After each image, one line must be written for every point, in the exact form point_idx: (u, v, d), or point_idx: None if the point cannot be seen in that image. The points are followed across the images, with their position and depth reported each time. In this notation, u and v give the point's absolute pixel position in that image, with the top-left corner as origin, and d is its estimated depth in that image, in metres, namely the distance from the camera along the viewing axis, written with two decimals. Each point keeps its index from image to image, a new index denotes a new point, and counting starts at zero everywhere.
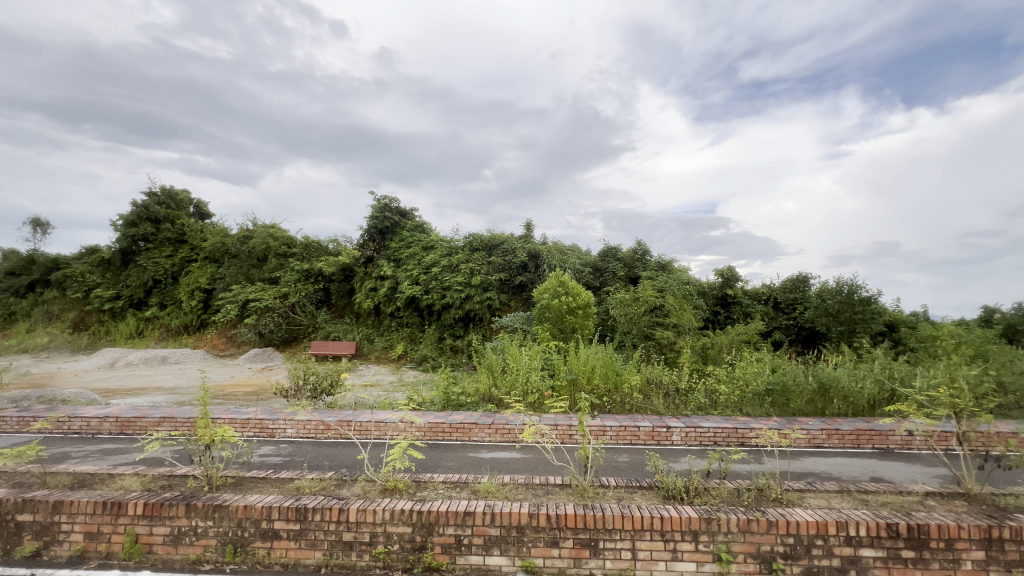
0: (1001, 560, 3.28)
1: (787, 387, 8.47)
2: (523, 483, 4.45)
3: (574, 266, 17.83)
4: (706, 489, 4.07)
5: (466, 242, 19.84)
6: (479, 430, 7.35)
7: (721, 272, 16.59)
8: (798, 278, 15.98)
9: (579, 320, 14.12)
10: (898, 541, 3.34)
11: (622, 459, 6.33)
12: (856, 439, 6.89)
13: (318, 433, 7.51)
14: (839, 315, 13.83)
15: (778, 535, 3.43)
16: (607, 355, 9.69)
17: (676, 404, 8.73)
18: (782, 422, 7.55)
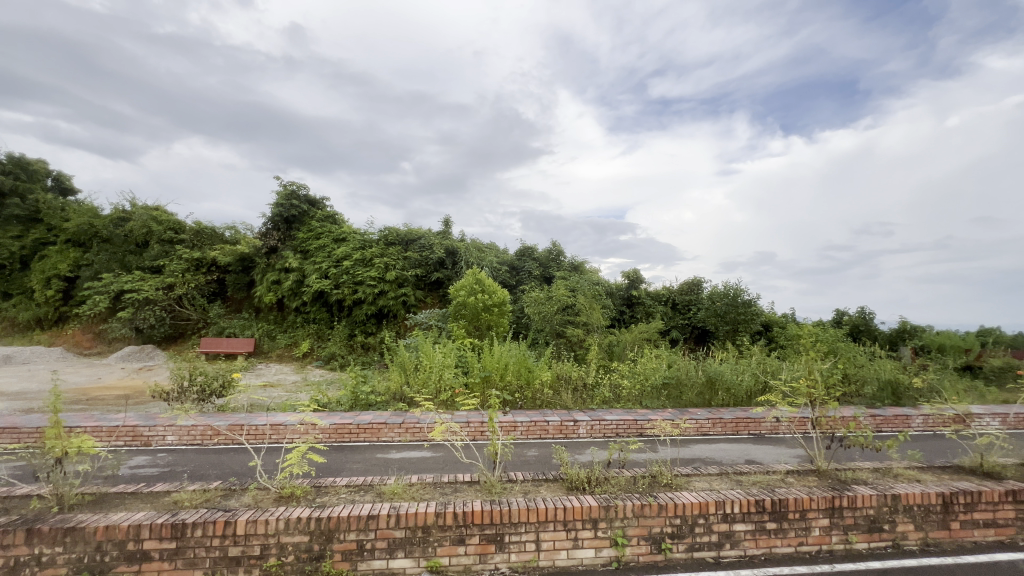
0: (840, 525, 3.86)
1: (680, 380, 9.28)
2: (431, 483, 4.38)
3: (491, 264, 17.95)
4: (606, 479, 4.31)
5: (381, 235, 19.12)
6: (389, 429, 7.12)
7: (627, 274, 17.73)
8: (693, 282, 17.56)
9: (494, 318, 14.22)
10: (764, 515, 3.79)
11: (531, 454, 6.51)
12: (735, 427, 7.74)
13: (205, 439, 6.79)
14: (725, 316, 15.42)
15: (666, 517, 3.73)
16: (520, 352, 9.90)
17: (583, 398, 9.17)
18: (675, 413, 8.25)
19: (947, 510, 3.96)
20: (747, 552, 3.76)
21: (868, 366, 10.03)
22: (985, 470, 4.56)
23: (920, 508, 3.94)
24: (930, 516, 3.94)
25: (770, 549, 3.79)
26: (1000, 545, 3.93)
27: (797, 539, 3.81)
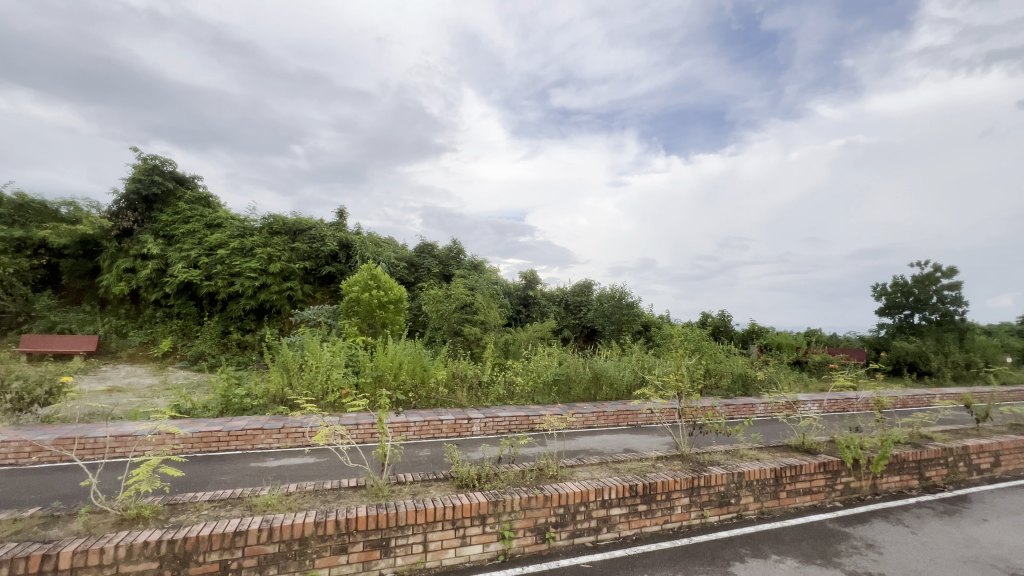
0: (698, 502, 4.37)
1: (569, 376, 9.83)
2: (311, 490, 4.09)
3: (388, 259, 17.30)
4: (495, 475, 4.39)
5: (264, 223, 17.42)
6: (265, 435, 6.50)
7: (525, 275, 18.30)
8: (584, 284, 18.70)
9: (390, 315, 13.73)
10: (636, 498, 4.15)
11: (423, 453, 6.40)
12: (616, 418, 8.41)
13: (22, 457, 5.60)
14: (611, 317, 16.66)
15: (551, 507, 3.90)
16: (416, 351, 9.69)
17: (478, 396, 9.25)
18: (563, 408, 8.71)
19: (778, 482, 4.69)
20: (621, 533, 4.08)
21: (724, 362, 11.54)
22: (805, 447, 5.50)
23: (758, 482, 4.61)
24: (765, 488, 4.64)
25: (641, 529, 4.16)
26: (814, 508, 4.77)
27: (662, 518, 4.24)
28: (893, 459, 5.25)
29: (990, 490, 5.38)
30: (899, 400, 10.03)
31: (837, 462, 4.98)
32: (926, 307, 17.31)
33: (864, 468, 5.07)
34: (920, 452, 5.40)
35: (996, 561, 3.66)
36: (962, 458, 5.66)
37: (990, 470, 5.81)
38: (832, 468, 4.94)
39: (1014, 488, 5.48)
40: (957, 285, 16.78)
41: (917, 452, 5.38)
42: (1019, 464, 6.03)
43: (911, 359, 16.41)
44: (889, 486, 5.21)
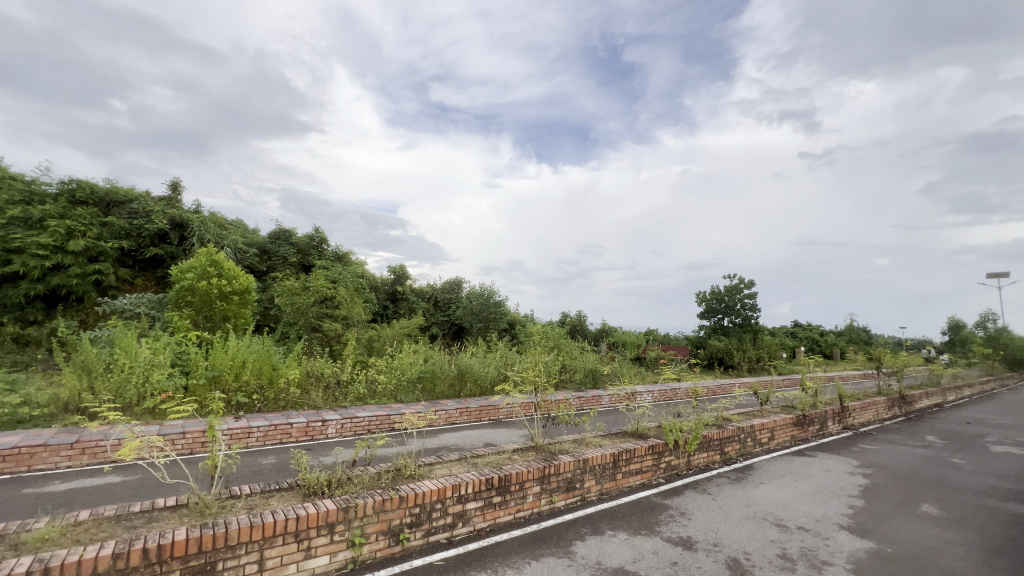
0: (547, 489, 4.67)
1: (434, 374, 9.78)
2: (113, 516, 3.39)
3: (234, 244, 15.22)
4: (348, 479, 4.14)
5: (62, 189, 14.00)
6: (50, 453, 5.22)
7: (393, 269, 17.65)
8: (454, 282, 18.76)
9: (233, 308, 12.07)
10: (491, 491, 4.28)
11: (266, 462, 5.77)
12: (479, 414, 8.63)
13: None
14: (479, 314, 16.98)
15: (406, 507, 3.82)
16: (264, 348, 8.68)
17: (335, 396, 8.66)
18: (427, 405, 8.64)
19: (616, 464, 5.26)
20: (476, 526, 4.18)
21: (578, 358, 12.59)
22: (639, 432, 6.27)
23: (599, 466, 5.12)
24: (605, 471, 5.16)
25: (495, 520, 4.31)
26: (643, 485, 5.45)
27: (515, 507, 4.45)
28: (702, 439, 6.28)
29: (767, 459, 6.77)
30: (710, 389, 12.06)
31: (662, 444, 5.78)
32: (733, 312, 21.02)
33: (682, 448, 5.97)
34: (722, 432, 6.56)
35: (768, 515, 4.60)
36: (750, 434, 7.02)
37: (768, 443, 7.31)
38: (658, 449, 5.72)
39: (783, 456, 6.97)
40: (755, 295, 20.79)
41: (719, 432, 6.51)
42: (786, 437, 7.70)
43: (721, 354, 19.89)
44: (699, 461, 6.22)
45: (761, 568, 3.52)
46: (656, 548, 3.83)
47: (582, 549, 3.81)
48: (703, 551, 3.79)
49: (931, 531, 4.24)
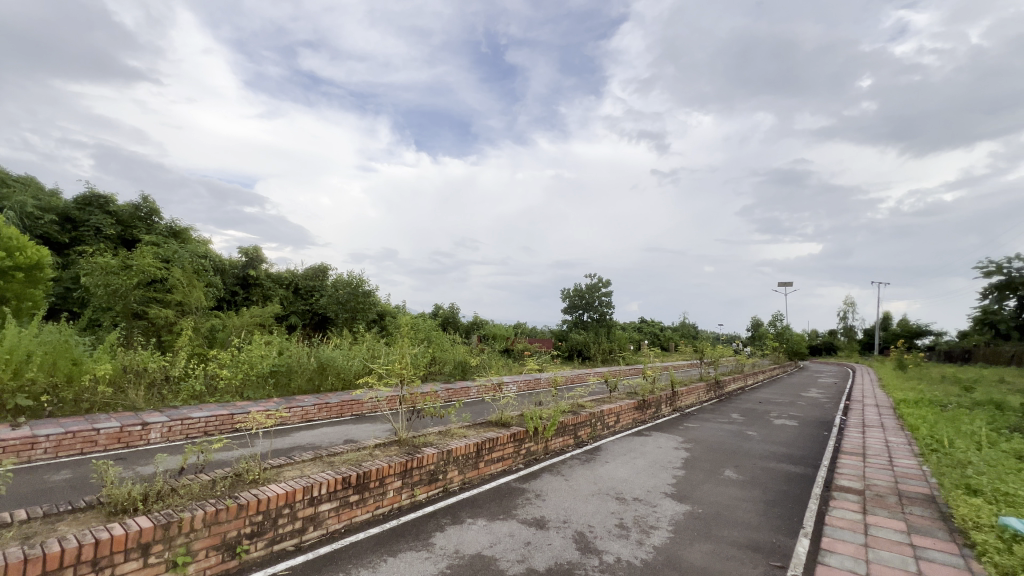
0: (409, 483, 4.59)
1: (290, 367, 8.93)
2: None
3: (21, 207, 12.02)
4: (172, 490, 3.56)
5: None
6: None
7: (245, 251, 15.68)
8: (318, 268, 17.35)
9: (16, 288, 9.53)
10: (348, 490, 4.06)
11: (58, 478, 4.69)
12: (340, 410, 8.16)
13: None
14: (345, 304, 15.96)
15: (246, 517, 3.42)
16: (60, 337, 7.00)
17: (162, 395, 7.39)
18: (279, 402, 7.87)
19: (479, 454, 5.39)
20: (329, 529, 3.92)
21: (448, 350, 12.65)
22: (502, 421, 6.52)
23: (463, 456, 5.19)
24: (468, 461, 5.26)
25: (351, 520, 4.09)
26: (504, 472, 5.67)
27: (374, 504, 4.28)
28: (559, 425, 6.79)
29: (612, 440, 7.57)
30: (568, 379, 13.10)
31: (523, 431, 6.09)
32: (592, 309, 23.06)
33: (541, 434, 6.36)
34: (576, 417, 7.16)
35: (610, 490, 5.14)
36: (600, 419, 7.78)
37: (614, 426, 8.18)
38: (519, 437, 6.01)
39: (625, 436, 7.87)
40: (611, 293, 23.02)
41: (573, 418, 7.10)
42: (629, 419, 8.71)
43: (579, 347, 21.74)
44: (556, 446, 6.70)
45: (602, 538, 3.91)
46: (512, 530, 4.02)
47: (442, 540, 3.83)
48: (554, 529, 4.07)
49: (730, 492, 5.15)
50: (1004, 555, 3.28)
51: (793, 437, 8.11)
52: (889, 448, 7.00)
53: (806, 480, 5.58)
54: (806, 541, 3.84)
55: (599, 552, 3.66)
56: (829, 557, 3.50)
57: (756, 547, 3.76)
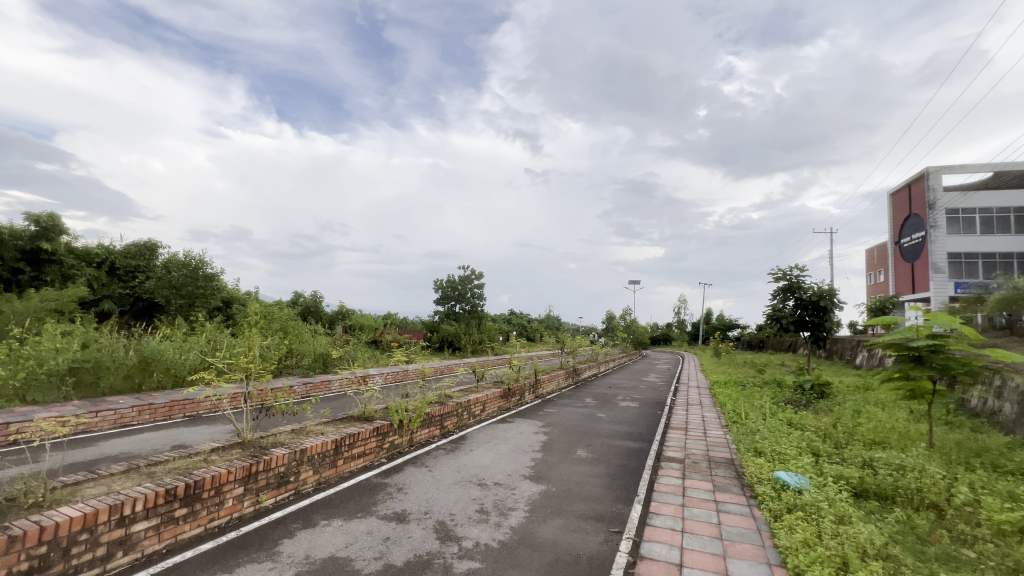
0: (253, 489, 4.13)
1: (99, 363, 7.37)
2: None
3: None
4: None
5: None
6: None
7: (35, 217, 12.30)
8: (145, 245, 14.56)
9: None
10: (173, 503, 3.51)
11: None
12: (168, 411, 6.99)
13: None
14: (180, 289, 13.68)
15: (21, 551, 2.73)
16: None
17: None
18: (81, 406, 6.46)
19: (337, 451, 5.10)
20: (146, 552, 3.32)
21: (308, 341, 11.74)
22: (365, 415, 6.23)
23: (319, 455, 4.86)
24: (325, 459, 4.93)
25: (176, 538, 3.53)
26: (365, 468, 5.45)
27: (207, 517, 3.75)
28: (425, 416, 6.76)
29: (478, 428, 7.77)
30: (437, 370, 13.08)
31: (387, 425, 5.92)
32: (464, 300, 23.26)
33: (405, 427, 6.26)
34: (442, 408, 7.19)
35: (472, 477, 5.27)
36: (466, 408, 7.92)
37: (480, 414, 8.40)
38: (383, 430, 5.83)
39: (490, 424, 8.13)
40: (482, 285, 23.48)
41: (440, 409, 7.12)
42: (494, 407, 9.03)
43: (450, 338, 21.87)
44: (421, 437, 6.64)
45: (462, 525, 3.99)
46: (371, 527, 3.88)
47: (290, 547, 3.53)
48: (415, 521, 4.03)
49: (581, 469, 5.67)
50: (775, 501, 4.16)
51: (634, 417, 9.23)
52: (705, 422, 8.37)
53: (642, 454, 6.39)
54: (638, 507, 4.40)
55: (458, 539, 3.73)
56: (655, 519, 4.06)
57: (599, 517, 4.19)
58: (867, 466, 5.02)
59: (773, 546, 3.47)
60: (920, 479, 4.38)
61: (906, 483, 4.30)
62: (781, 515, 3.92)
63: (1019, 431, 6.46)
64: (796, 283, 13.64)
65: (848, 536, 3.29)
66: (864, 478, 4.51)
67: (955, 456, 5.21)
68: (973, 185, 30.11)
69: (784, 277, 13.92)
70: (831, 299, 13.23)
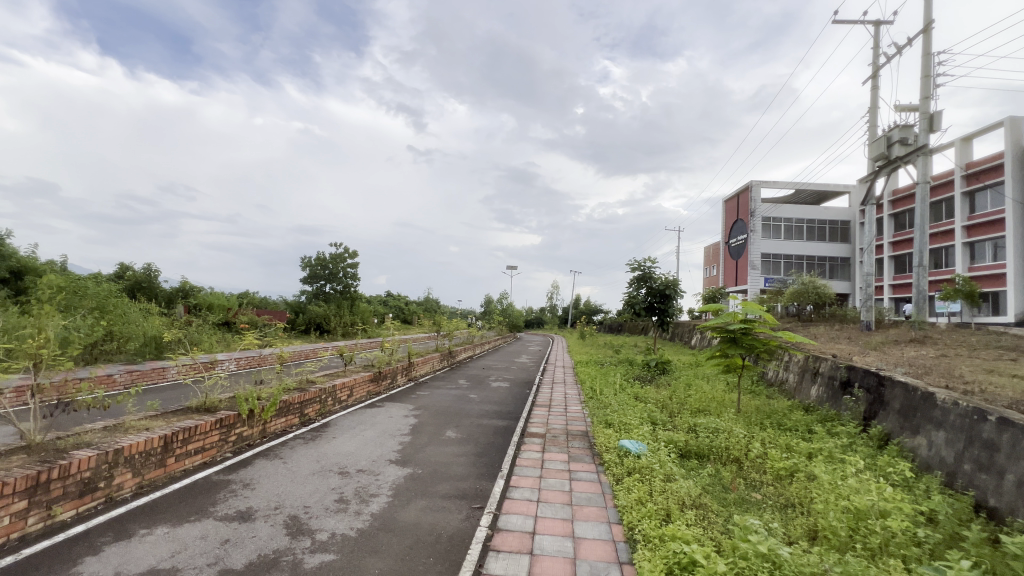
0: (42, 502, 3.36)
1: None
2: None
3: None
4: None
5: None
6: None
7: None
8: None
9: None
10: None
11: None
12: None
13: None
14: None
15: None
16: None
17: None
18: None
19: (167, 449, 4.41)
20: None
21: (134, 322, 9.96)
22: (206, 406, 5.49)
23: (140, 455, 4.14)
24: (149, 459, 4.22)
25: None
26: (204, 465, 4.80)
27: None
28: (281, 404, 6.21)
29: (343, 414, 7.37)
30: (298, 354, 12.05)
31: (233, 415, 5.30)
32: (335, 280, 21.74)
33: (257, 416, 5.67)
34: (302, 395, 6.68)
35: (333, 466, 4.99)
36: (331, 394, 7.46)
37: (346, 399, 7.99)
38: (228, 422, 5.21)
39: (357, 409, 7.77)
40: (356, 265, 22.18)
41: (299, 395, 6.60)
42: (362, 392, 8.65)
43: (319, 320, 20.35)
44: (275, 427, 6.07)
45: (318, 517, 3.75)
46: (206, 531, 3.44)
47: (94, 566, 2.96)
48: (261, 518, 3.68)
49: (448, 450, 5.72)
50: (619, 465, 4.67)
51: (504, 397, 9.62)
52: (566, 399, 9.08)
53: (508, 431, 6.69)
54: (499, 482, 4.59)
55: (312, 532, 3.50)
56: (514, 492, 4.28)
57: (462, 495, 4.28)
58: (691, 430, 5.91)
59: (614, 506, 3.90)
60: (728, 439, 5.28)
61: (718, 443, 5.15)
62: (622, 478, 4.41)
63: (798, 396, 8.17)
64: (648, 274, 15.40)
65: (671, 492, 3.82)
66: (688, 441, 5.29)
67: (754, 418, 6.39)
68: (780, 199, 36.88)
69: (638, 268, 15.59)
70: (674, 289, 15.20)
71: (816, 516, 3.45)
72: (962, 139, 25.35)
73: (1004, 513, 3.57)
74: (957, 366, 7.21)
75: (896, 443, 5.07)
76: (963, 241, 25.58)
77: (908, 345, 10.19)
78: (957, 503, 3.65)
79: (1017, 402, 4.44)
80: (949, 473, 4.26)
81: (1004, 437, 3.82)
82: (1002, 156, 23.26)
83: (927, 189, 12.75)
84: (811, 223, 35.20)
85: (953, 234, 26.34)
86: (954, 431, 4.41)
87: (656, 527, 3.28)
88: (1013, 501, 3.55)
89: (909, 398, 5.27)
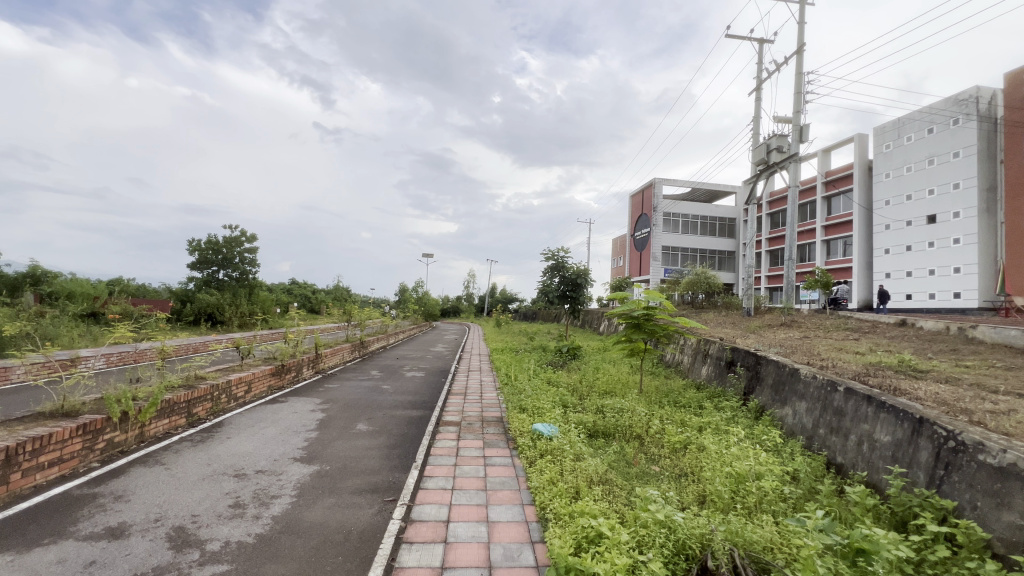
0: None
1: None
2: None
3: None
4: None
5: None
6: None
7: None
8: None
9: None
10: None
11: None
12: None
13: None
14: None
15: None
16: None
17: None
18: None
19: (9, 463, 3.71)
20: None
21: None
22: (66, 411, 4.72)
23: None
24: None
25: None
26: (62, 478, 4.13)
27: None
28: (163, 404, 5.53)
29: (240, 412, 6.75)
30: (184, 348, 10.76)
31: (101, 420, 4.61)
32: (230, 266, 19.82)
33: (132, 419, 4.99)
34: (190, 392, 6.00)
35: (227, 468, 4.55)
36: (224, 390, 6.79)
37: (243, 396, 7.31)
38: (94, 427, 4.53)
39: (256, 406, 7.16)
40: (254, 250, 20.36)
41: (186, 393, 5.92)
42: (262, 387, 7.98)
43: (210, 310, 18.32)
44: (156, 430, 5.39)
45: (208, 525, 3.41)
46: (65, 554, 2.97)
47: None
48: (136, 533, 3.25)
49: (360, 443, 5.50)
50: (531, 449, 4.80)
51: (418, 387, 9.47)
52: (482, 386, 9.14)
53: (422, 421, 6.58)
54: (413, 473, 4.50)
55: (201, 543, 3.17)
56: (428, 482, 4.23)
57: (374, 489, 4.13)
58: (598, 412, 6.25)
59: (527, 489, 4.00)
60: (632, 417, 5.67)
61: (623, 422, 5.51)
62: (535, 460, 4.55)
63: (691, 375, 9.02)
64: (561, 263, 15.96)
65: (580, 471, 4.02)
66: (596, 421, 5.59)
67: (654, 397, 6.94)
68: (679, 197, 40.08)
69: (552, 258, 16.08)
70: (585, 279, 15.90)
71: (705, 482, 3.83)
72: (823, 150, 29.32)
73: (848, 468, 4.24)
74: (816, 345, 8.41)
75: (769, 414, 5.80)
76: (822, 239, 29.76)
77: (779, 328, 11.67)
78: (814, 462, 4.28)
79: (858, 375, 5.29)
80: (808, 437, 4.96)
81: (850, 403, 4.52)
82: (852, 167, 27.35)
83: (796, 193, 14.56)
84: (704, 219, 38.76)
85: (814, 232, 30.55)
86: (813, 401, 5.12)
87: (566, 505, 3.42)
88: (854, 457, 4.23)
89: (779, 373, 6.04)
